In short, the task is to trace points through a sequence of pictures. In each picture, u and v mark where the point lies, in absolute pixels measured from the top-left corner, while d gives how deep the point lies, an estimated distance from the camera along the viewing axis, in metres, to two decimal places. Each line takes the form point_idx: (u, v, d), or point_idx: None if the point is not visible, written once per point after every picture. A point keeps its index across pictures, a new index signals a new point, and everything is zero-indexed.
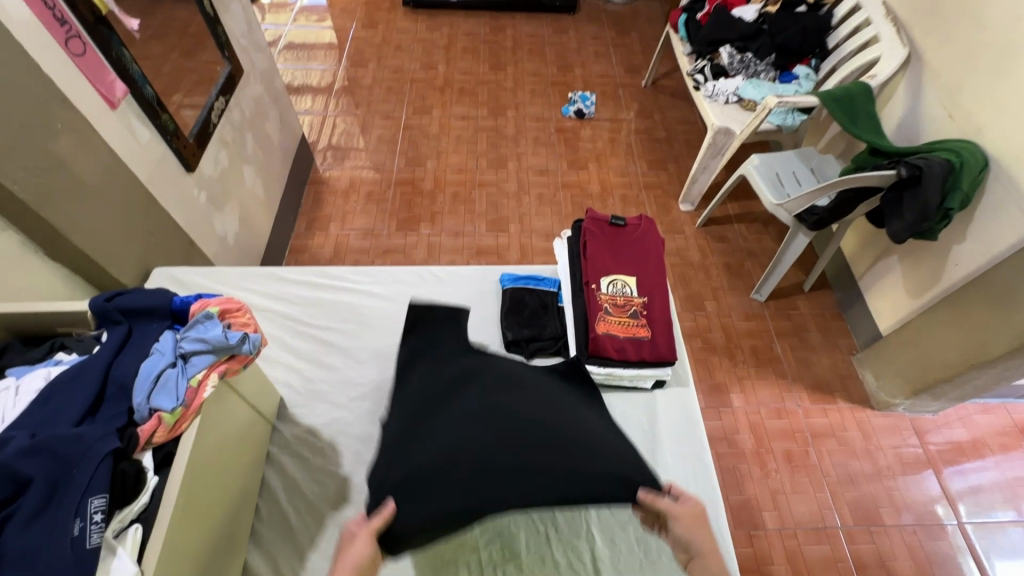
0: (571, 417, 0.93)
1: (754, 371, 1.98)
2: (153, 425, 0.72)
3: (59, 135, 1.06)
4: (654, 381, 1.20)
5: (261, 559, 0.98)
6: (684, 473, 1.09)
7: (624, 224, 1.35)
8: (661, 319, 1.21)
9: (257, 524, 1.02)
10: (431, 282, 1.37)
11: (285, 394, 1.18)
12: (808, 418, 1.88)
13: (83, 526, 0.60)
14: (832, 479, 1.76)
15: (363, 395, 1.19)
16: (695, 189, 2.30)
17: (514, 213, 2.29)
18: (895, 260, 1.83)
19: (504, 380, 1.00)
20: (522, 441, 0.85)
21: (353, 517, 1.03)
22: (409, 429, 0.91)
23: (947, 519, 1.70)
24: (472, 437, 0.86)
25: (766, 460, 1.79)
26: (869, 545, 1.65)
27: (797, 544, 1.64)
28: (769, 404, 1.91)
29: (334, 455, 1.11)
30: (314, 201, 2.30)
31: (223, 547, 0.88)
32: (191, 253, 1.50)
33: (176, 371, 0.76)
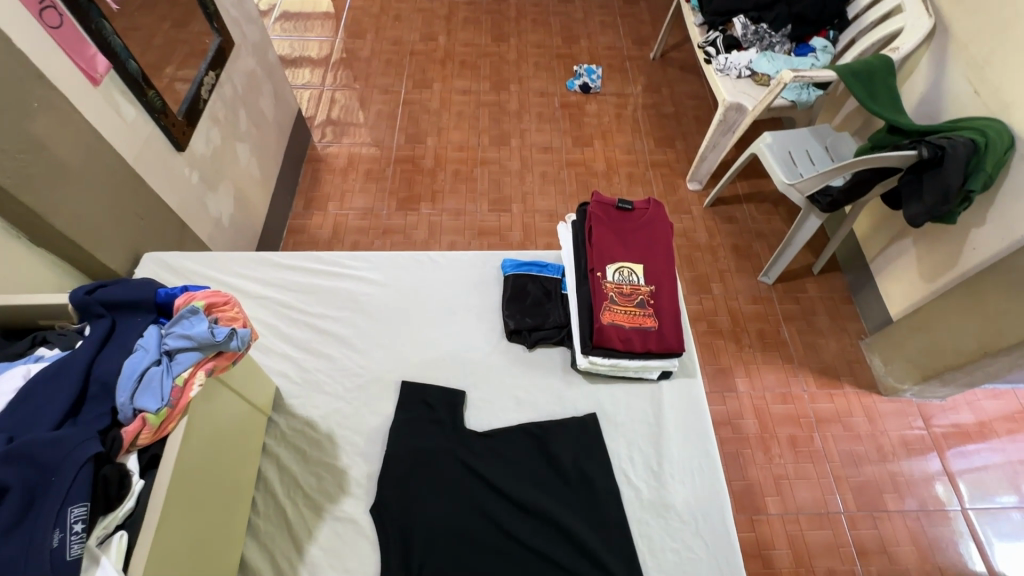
0: (560, 521, 0.99)
1: (760, 355, 1.94)
2: (138, 427, 0.69)
3: (35, 114, 1.00)
4: (659, 371, 1.16)
5: (257, 552, 0.97)
6: (690, 467, 1.07)
7: (631, 208, 1.29)
8: (669, 309, 1.17)
9: (253, 516, 1.00)
10: (430, 268, 1.33)
11: (281, 383, 1.15)
12: (813, 403, 1.85)
13: (63, 536, 0.57)
14: (836, 465, 1.74)
15: (361, 385, 1.16)
16: (703, 168, 2.23)
17: (517, 192, 2.22)
18: (910, 243, 1.76)
19: (492, 478, 1.03)
20: (521, 562, 0.96)
21: (350, 510, 1.01)
22: (410, 538, 0.97)
23: (951, 504, 1.68)
24: (474, 559, 0.96)
25: (770, 446, 1.77)
26: (872, 531, 1.64)
27: (800, 529, 1.63)
28: (774, 389, 1.88)
29: (332, 448, 1.08)
30: (312, 179, 2.24)
31: (219, 545, 0.86)
32: (184, 236, 1.45)
33: (161, 370, 0.73)
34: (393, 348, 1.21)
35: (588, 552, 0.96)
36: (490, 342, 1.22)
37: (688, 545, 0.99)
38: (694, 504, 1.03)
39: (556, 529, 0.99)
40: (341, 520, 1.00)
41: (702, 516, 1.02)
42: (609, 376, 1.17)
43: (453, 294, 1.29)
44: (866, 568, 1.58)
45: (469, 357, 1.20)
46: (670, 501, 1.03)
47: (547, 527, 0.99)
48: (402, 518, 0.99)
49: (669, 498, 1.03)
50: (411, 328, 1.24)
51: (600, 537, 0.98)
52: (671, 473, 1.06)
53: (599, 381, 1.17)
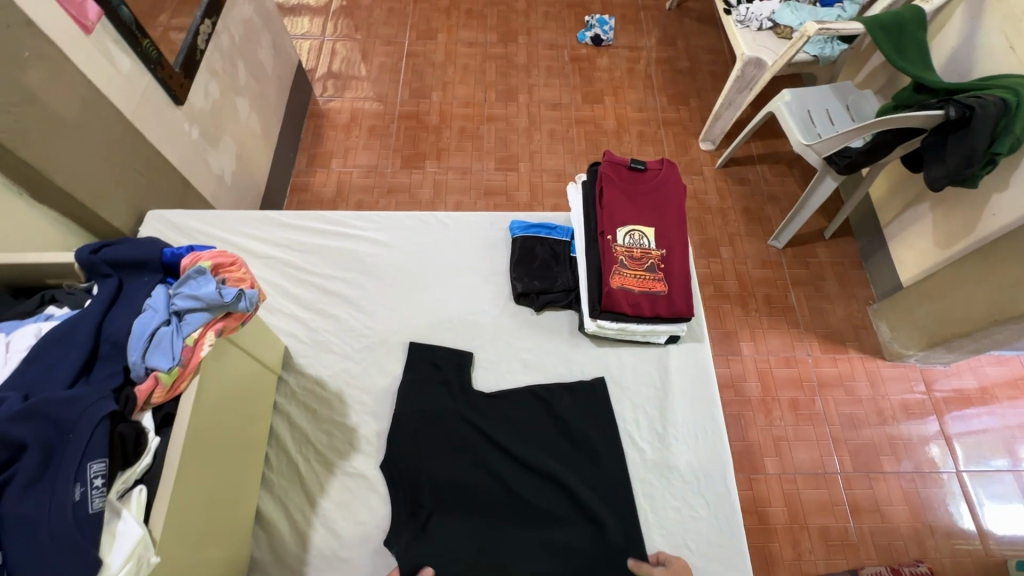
0: (563, 481, 1.01)
1: (766, 320, 1.94)
2: (151, 385, 0.70)
3: (26, 64, 0.96)
4: (668, 336, 1.16)
5: (272, 504, 1.00)
6: (695, 430, 1.08)
7: (644, 168, 1.26)
8: (679, 274, 1.15)
9: (267, 471, 1.03)
10: (436, 228, 1.31)
11: (289, 342, 1.16)
12: (817, 367, 1.86)
13: (84, 491, 0.58)
14: (835, 426, 1.77)
15: (368, 346, 1.16)
16: (717, 127, 2.15)
17: (524, 150, 2.16)
18: (928, 208, 1.72)
19: (499, 440, 1.05)
20: (524, 517, 0.99)
21: (360, 466, 1.04)
22: (416, 490, 1.00)
23: (946, 468, 1.71)
24: (480, 513, 0.98)
25: (771, 408, 1.79)
26: (867, 490, 1.68)
27: (796, 488, 1.68)
28: (778, 352, 1.88)
29: (341, 406, 1.10)
30: (315, 135, 2.18)
31: (232, 498, 0.88)
32: (187, 193, 1.43)
33: (171, 330, 0.73)
34: (400, 309, 1.21)
35: (589, 510, 0.98)
36: (497, 305, 1.22)
37: (691, 504, 1.01)
38: (697, 465, 1.05)
39: (558, 488, 1.01)
40: (352, 475, 1.03)
41: (706, 477, 1.04)
42: (617, 340, 1.17)
43: (460, 254, 1.28)
44: (858, 526, 1.64)
45: (476, 320, 1.20)
46: (673, 461, 1.05)
47: (551, 485, 1.01)
48: (410, 475, 1.02)
49: (672, 459, 1.05)
50: (417, 289, 1.23)
51: (602, 498, 1.00)
52: (674, 434, 1.07)
53: (606, 345, 1.17)
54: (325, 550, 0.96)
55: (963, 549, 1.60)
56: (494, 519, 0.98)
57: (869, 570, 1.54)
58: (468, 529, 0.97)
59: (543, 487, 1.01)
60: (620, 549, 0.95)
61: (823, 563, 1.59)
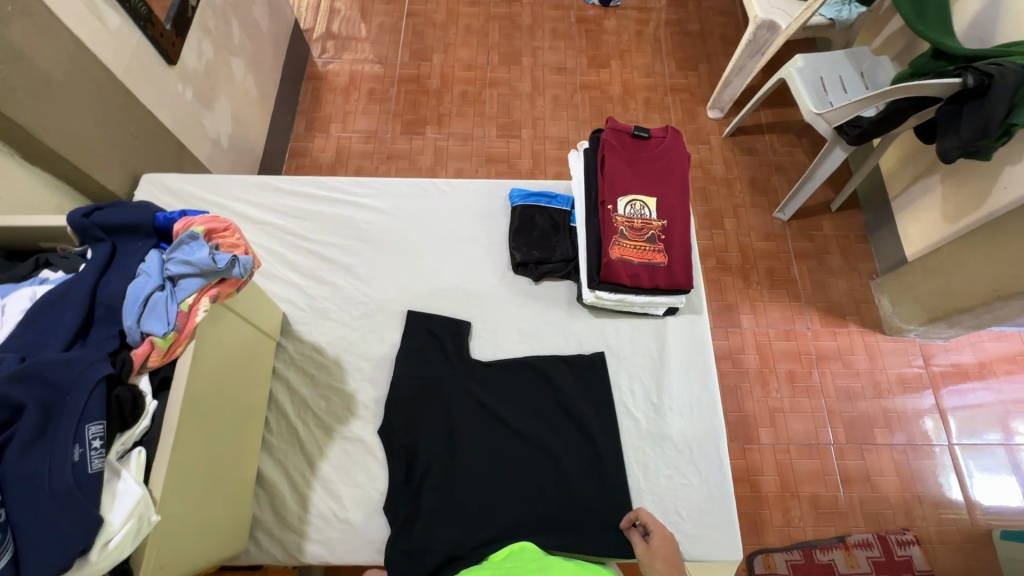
0: (555, 450, 1.03)
1: (767, 293, 1.93)
2: (146, 350, 0.70)
3: (10, 20, 0.92)
4: (666, 308, 1.15)
5: (273, 466, 1.02)
6: (689, 402, 1.08)
7: (648, 136, 1.22)
8: (680, 245, 1.13)
9: (268, 435, 1.05)
10: (435, 195, 1.29)
11: (287, 309, 1.16)
12: (816, 340, 1.86)
13: (83, 452, 0.59)
14: (831, 399, 1.78)
15: (366, 313, 1.16)
16: (726, 94, 2.09)
17: (527, 117, 2.11)
18: (938, 179, 1.68)
19: (494, 409, 1.06)
20: (518, 482, 1.00)
21: (359, 432, 1.06)
22: (413, 455, 1.02)
23: (938, 441, 1.73)
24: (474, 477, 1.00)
25: (768, 380, 1.80)
26: (858, 461, 1.71)
27: (789, 458, 1.71)
28: (778, 326, 1.88)
29: (339, 372, 1.11)
30: (313, 98, 2.13)
31: (232, 461, 0.90)
32: (182, 157, 1.40)
33: (165, 295, 0.73)
34: (397, 276, 1.21)
35: (580, 477, 1.01)
36: (496, 274, 1.21)
37: (683, 473, 1.03)
38: (691, 435, 1.06)
39: (552, 456, 1.03)
40: (351, 440, 1.05)
41: (699, 447, 1.05)
42: (616, 311, 1.17)
43: (459, 222, 1.26)
44: (848, 494, 1.67)
45: (474, 289, 1.19)
46: (667, 431, 1.06)
47: (545, 452, 1.03)
48: (408, 440, 1.04)
49: (666, 429, 1.06)
50: (415, 257, 1.22)
51: (592, 467, 1.02)
52: (669, 405, 1.08)
53: (604, 316, 1.17)
54: (325, 511, 0.99)
55: (949, 519, 1.64)
56: (490, 484, 1.00)
57: (858, 539, 1.59)
58: (463, 493, 0.99)
59: (538, 454, 1.03)
60: (608, 516, 0.98)
61: (812, 530, 1.63)
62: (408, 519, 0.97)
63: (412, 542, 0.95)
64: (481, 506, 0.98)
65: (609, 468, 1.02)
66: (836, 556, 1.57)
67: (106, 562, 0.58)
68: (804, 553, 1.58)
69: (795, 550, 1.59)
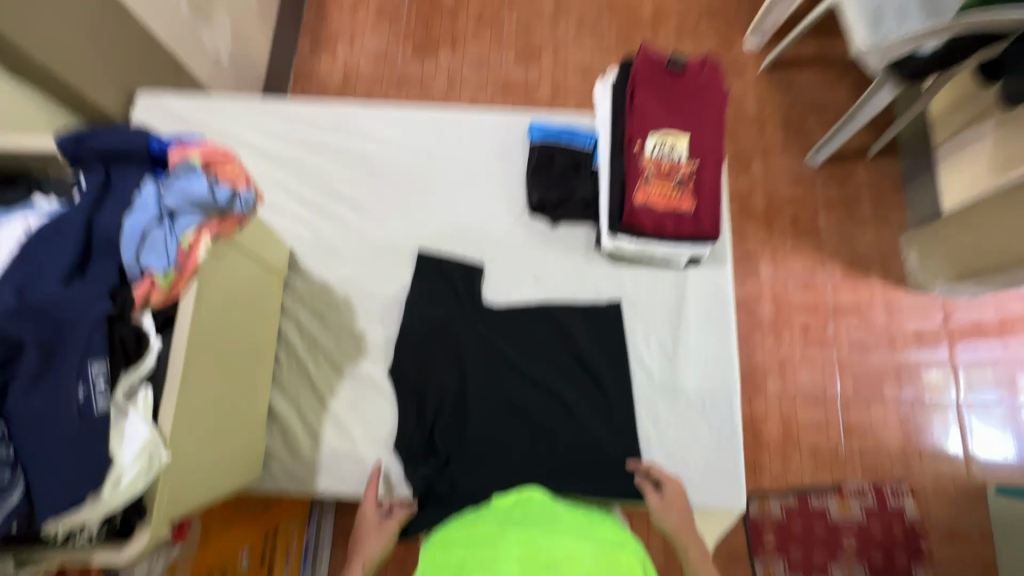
0: (566, 398, 1.02)
1: (790, 243, 1.85)
2: (148, 287, 0.66)
3: None
4: (689, 258, 1.09)
5: (284, 402, 1.03)
6: (706, 355, 1.05)
7: (684, 68, 1.11)
8: (711, 191, 1.05)
9: (279, 372, 1.05)
10: (448, 126, 1.20)
11: (295, 246, 1.12)
12: (835, 293, 1.81)
13: (89, 392, 0.58)
14: (843, 352, 1.76)
15: (376, 252, 1.12)
16: (768, 21, 1.89)
17: (548, 41, 1.94)
18: (991, 126, 1.53)
19: (506, 355, 1.05)
20: (528, 428, 1.01)
21: (369, 371, 1.05)
22: (423, 397, 1.02)
23: (944, 402, 1.71)
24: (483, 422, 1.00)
25: (781, 331, 1.77)
26: (863, 413, 1.71)
27: (794, 408, 1.71)
28: (797, 277, 1.82)
29: (349, 311, 1.08)
30: (317, 13, 1.96)
31: (243, 397, 0.90)
32: (179, 76, 1.31)
33: (164, 230, 0.68)
34: (408, 214, 1.15)
35: (589, 426, 1.01)
36: (512, 215, 1.15)
37: (693, 426, 1.02)
38: (705, 388, 1.04)
39: (563, 404, 1.02)
40: (361, 380, 1.04)
41: (711, 401, 1.03)
42: (635, 259, 1.11)
43: (474, 158, 1.18)
44: (848, 445, 1.69)
45: (488, 230, 1.14)
46: (681, 383, 1.04)
47: (555, 400, 1.03)
48: (418, 382, 1.03)
49: (680, 381, 1.04)
50: (427, 194, 1.16)
51: (602, 416, 1.02)
52: (685, 357, 1.05)
53: (623, 264, 1.12)
54: (337, 447, 1.01)
55: (946, 472, 1.66)
56: (499, 428, 1.00)
57: (854, 488, 1.66)
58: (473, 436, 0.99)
59: (548, 401, 1.02)
60: (616, 463, 0.99)
61: (810, 478, 1.67)
62: (417, 457, 0.99)
63: (421, 480, 0.96)
64: (491, 449, 0.99)
65: (620, 418, 1.01)
66: (830, 503, 1.64)
67: (121, 497, 0.59)
68: (800, 498, 1.65)
69: (791, 496, 1.65)
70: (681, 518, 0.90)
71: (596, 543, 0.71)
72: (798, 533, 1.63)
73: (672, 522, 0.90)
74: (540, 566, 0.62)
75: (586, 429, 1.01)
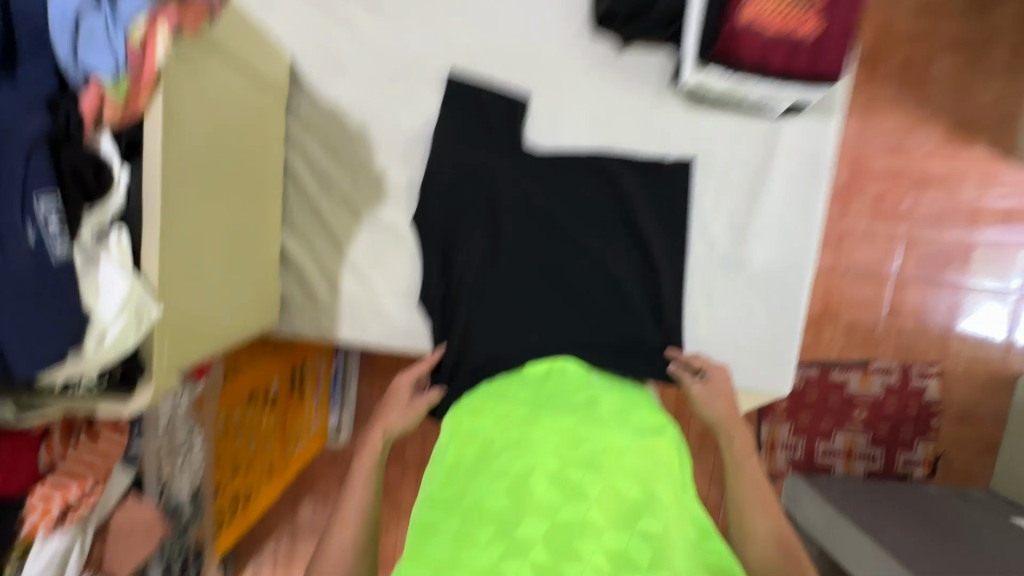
0: (609, 265, 0.90)
1: (892, 88, 1.42)
2: (96, 100, 0.51)
3: None
4: (789, 105, 0.85)
5: (297, 245, 0.93)
6: (782, 229, 0.89)
7: None
8: (846, 10, 0.76)
9: (288, 212, 0.93)
10: None
11: (297, 57, 0.90)
12: (926, 161, 1.42)
13: (38, 233, 0.49)
14: (915, 224, 1.42)
15: (396, 72, 0.90)
16: None
17: None
18: None
19: (544, 211, 0.90)
20: (562, 295, 0.90)
21: (389, 218, 0.92)
22: (448, 253, 0.90)
23: (1003, 285, 1.42)
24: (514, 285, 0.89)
25: (848, 202, 1.43)
26: (917, 297, 1.43)
27: (840, 286, 1.45)
28: (885, 137, 1.42)
29: (364, 146, 0.91)
30: None
31: (249, 240, 0.79)
32: None
33: (105, 21, 0.51)
34: (435, 21, 0.89)
35: (630, 300, 0.89)
36: (569, 30, 0.88)
37: (750, 307, 0.90)
38: (773, 267, 0.90)
39: (604, 272, 0.90)
40: (380, 227, 0.92)
41: (777, 283, 0.90)
42: (720, 103, 0.88)
43: None
44: (888, 337, 1.44)
45: (537, 51, 0.89)
46: (746, 259, 0.90)
47: (596, 268, 0.90)
48: (443, 236, 0.91)
49: (746, 256, 0.90)
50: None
51: (647, 290, 0.90)
52: (757, 230, 0.89)
53: (703, 108, 0.89)
54: (357, 298, 0.93)
55: (977, 364, 1.43)
56: (531, 292, 0.90)
57: (880, 365, 1.44)
58: (500, 300, 0.89)
59: (587, 268, 0.90)
60: (656, 342, 0.89)
61: (837, 352, 1.46)
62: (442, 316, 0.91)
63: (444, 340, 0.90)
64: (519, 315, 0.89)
65: (667, 295, 0.89)
66: (852, 377, 1.44)
67: (109, 353, 0.54)
68: (820, 369, 1.45)
69: (813, 366, 1.45)
70: (727, 406, 0.79)
71: (633, 430, 0.60)
72: (812, 402, 1.45)
73: (718, 412, 0.78)
74: (576, 459, 0.52)
75: (627, 303, 0.89)
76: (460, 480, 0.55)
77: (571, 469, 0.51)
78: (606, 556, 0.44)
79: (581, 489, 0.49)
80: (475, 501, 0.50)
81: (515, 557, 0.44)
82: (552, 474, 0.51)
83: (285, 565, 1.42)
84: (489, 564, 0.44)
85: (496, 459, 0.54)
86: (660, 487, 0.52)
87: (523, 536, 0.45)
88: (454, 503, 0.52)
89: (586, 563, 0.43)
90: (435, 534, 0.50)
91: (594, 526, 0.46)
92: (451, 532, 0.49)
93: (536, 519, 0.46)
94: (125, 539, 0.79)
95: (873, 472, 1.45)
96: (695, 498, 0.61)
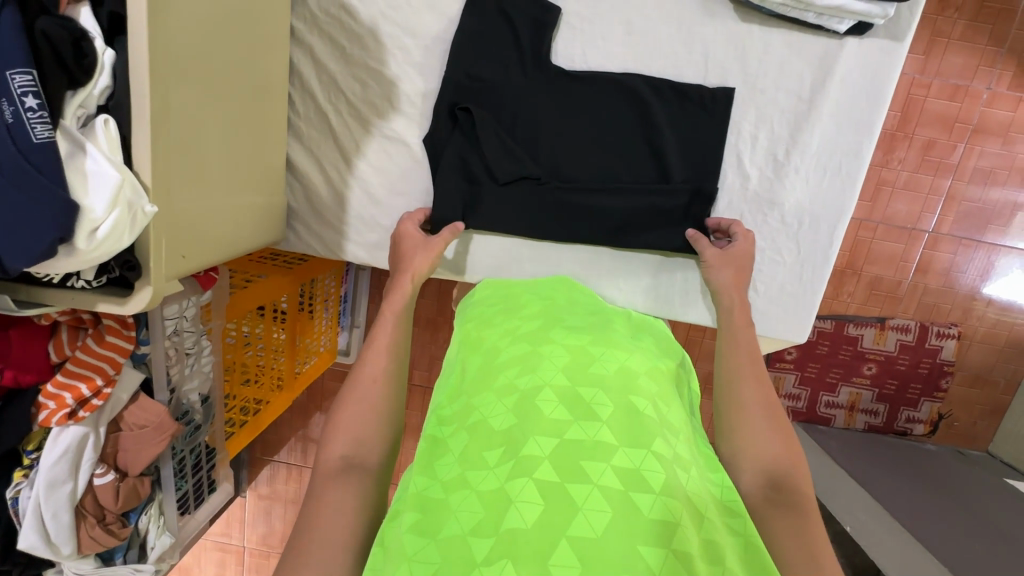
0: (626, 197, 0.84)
1: (966, 17, 1.21)
2: None
3: None
4: (853, 24, 0.76)
5: (303, 154, 0.88)
6: (824, 164, 0.82)
7: None
8: None
9: (294, 116, 0.87)
10: None
11: None
12: (988, 107, 1.24)
13: (16, 113, 0.47)
14: (960, 176, 1.27)
15: None
16: None
17: None
18: None
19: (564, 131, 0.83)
20: (576, 224, 0.85)
21: (400, 130, 0.86)
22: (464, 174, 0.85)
23: None
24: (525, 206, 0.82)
25: (894, 147, 1.27)
26: (949, 256, 1.31)
27: (870, 239, 1.32)
28: (948, 79, 1.23)
29: (376, 47, 0.84)
30: None
31: (250, 142, 0.74)
32: None
33: None
34: None
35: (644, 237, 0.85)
36: None
37: (776, 247, 0.85)
38: (808, 206, 0.84)
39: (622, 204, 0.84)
40: (391, 139, 0.87)
41: (811, 224, 0.84)
42: (774, 16, 0.78)
43: None
44: (909, 300, 1.34)
45: None
46: (780, 197, 0.84)
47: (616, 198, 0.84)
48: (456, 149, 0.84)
49: (781, 193, 0.83)
50: None
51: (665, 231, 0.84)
52: (797, 164, 0.82)
53: (754, 23, 0.79)
54: (363, 215, 0.89)
55: (999, 331, 1.34)
56: (546, 219, 0.85)
57: (898, 322, 1.33)
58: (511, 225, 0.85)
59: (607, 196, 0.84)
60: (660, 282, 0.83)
61: (856, 308, 1.37)
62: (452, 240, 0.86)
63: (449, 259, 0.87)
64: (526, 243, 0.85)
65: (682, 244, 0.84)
66: (867, 332, 1.33)
67: (99, 250, 0.51)
68: (835, 323, 1.34)
69: (828, 319, 1.34)
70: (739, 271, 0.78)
71: (646, 353, 0.58)
72: (822, 355, 1.35)
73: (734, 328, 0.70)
74: (587, 379, 0.50)
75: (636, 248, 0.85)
76: (463, 397, 0.53)
77: (581, 390, 0.48)
78: (615, 475, 0.41)
79: (593, 410, 0.46)
80: (483, 420, 0.48)
81: (521, 476, 0.42)
82: (560, 393, 0.48)
83: (297, 463, 1.50)
84: (495, 484, 0.42)
85: (503, 375, 0.52)
86: (670, 413, 0.50)
87: (529, 454, 0.43)
88: (460, 420, 0.51)
89: (595, 484, 0.41)
90: (442, 450, 0.48)
91: (605, 447, 0.43)
92: (457, 451, 0.47)
93: (543, 437, 0.44)
94: (137, 434, 0.78)
95: (871, 427, 1.38)
96: (699, 420, 0.58)
